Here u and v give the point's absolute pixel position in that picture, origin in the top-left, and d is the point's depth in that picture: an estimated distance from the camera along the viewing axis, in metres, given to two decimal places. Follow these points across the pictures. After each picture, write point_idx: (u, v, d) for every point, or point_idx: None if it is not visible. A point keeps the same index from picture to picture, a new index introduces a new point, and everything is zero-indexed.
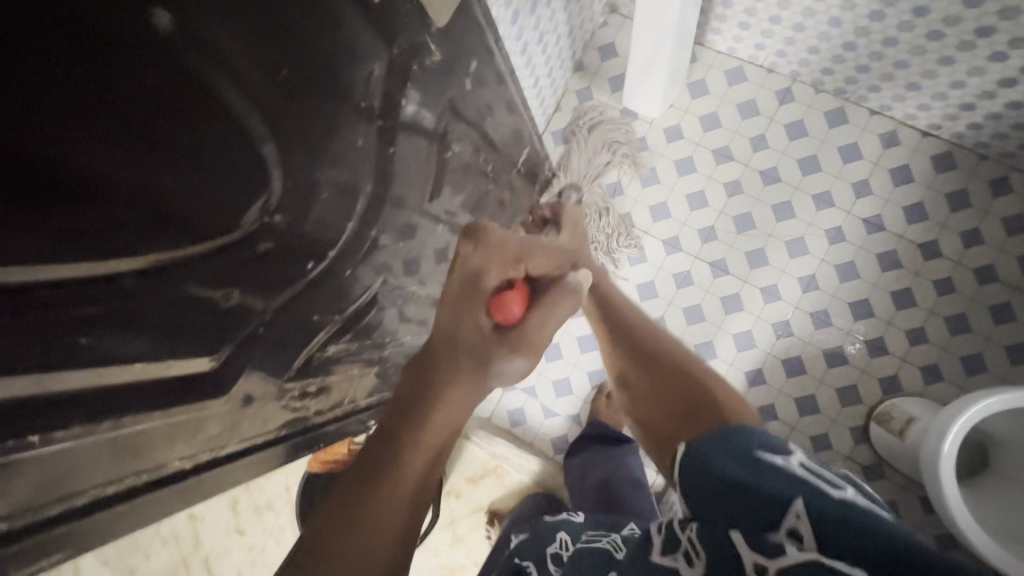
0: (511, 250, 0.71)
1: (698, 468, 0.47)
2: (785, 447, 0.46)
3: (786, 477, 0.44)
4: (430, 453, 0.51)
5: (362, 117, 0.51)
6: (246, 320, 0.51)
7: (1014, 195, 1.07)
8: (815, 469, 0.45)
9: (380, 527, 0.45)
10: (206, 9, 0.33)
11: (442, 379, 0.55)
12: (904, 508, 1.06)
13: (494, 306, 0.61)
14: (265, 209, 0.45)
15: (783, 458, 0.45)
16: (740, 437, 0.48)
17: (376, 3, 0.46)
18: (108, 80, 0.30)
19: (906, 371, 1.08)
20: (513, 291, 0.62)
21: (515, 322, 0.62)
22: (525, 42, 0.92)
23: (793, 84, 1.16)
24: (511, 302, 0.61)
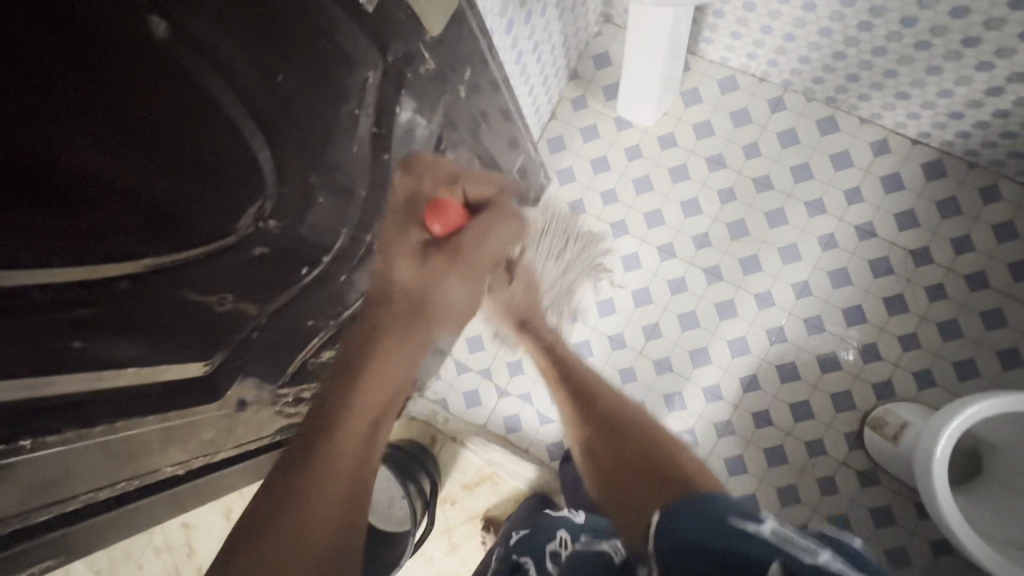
0: (444, 171, 0.65)
1: (677, 542, 0.48)
2: (759, 518, 0.49)
3: (761, 546, 0.46)
4: (358, 430, 0.49)
5: (357, 124, 0.51)
6: (242, 324, 0.51)
7: (1003, 203, 1.09)
8: (790, 537, 0.47)
9: (311, 530, 0.43)
10: (203, 16, 0.34)
11: (376, 349, 0.53)
12: (899, 514, 1.06)
13: (430, 215, 0.59)
14: (259, 214, 0.45)
15: (757, 528, 0.47)
16: (715, 506, 0.50)
17: (369, 12, 0.46)
18: (104, 87, 0.30)
19: (899, 376, 1.09)
20: (449, 202, 0.60)
21: (451, 230, 0.59)
22: (520, 51, 0.94)
23: (785, 93, 1.18)
24: (444, 211, 0.59)
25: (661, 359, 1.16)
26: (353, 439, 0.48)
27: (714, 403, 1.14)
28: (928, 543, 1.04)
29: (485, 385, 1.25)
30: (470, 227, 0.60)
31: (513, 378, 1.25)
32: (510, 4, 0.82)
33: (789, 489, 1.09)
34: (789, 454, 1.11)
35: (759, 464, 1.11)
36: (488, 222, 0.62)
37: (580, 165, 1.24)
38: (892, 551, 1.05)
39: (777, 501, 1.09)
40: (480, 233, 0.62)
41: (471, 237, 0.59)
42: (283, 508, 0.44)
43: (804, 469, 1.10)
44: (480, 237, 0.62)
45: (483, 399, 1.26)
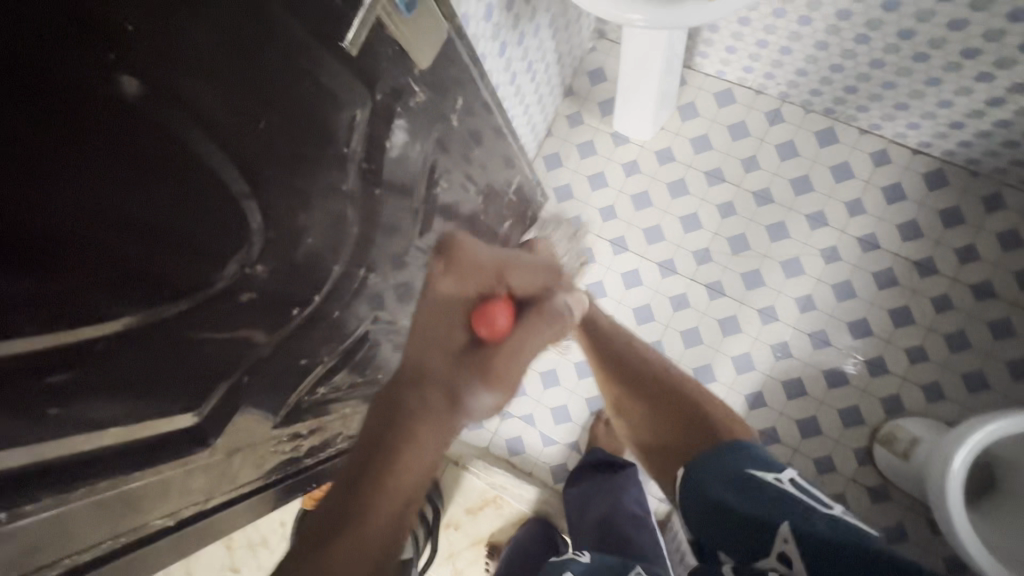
0: (489, 268, 0.73)
1: (701, 494, 0.58)
2: (780, 470, 0.56)
3: (776, 500, 0.53)
4: (402, 496, 0.50)
5: (345, 162, 0.50)
6: (228, 372, 0.49)
7: (1007, 211, 1.07)
8: (809, 495, 0.53)
9: (372, 548, 0.48)
10: (177, 70, 0.32)
11: (404, 424, 0.53)
12: (912, 531, 1.04)
13: (477, 319, 0.63)
14: (248, 259, 0.44)
15: (774, 479, 0.55)
16: (738, 461, 0.59)
17: (353, 54, 0.45)
18: (80, 154, 0.29)
19: (908, 390, 1.07)
20: (496, 304, 0.64)
21: (497, 335, 0.62)
22: (513, 72, 0.93)
23: (783, 105, 1.17)
24: (492, 314, 0.62)
25: None
26: (390, 504, 0.49)
27: None
28: (944, 561, 1.02)
29: None
30: (516, 329, 0.64)
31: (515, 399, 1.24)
32: (502, 27, 0.81)
33: None
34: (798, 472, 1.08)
35: None
36: (534, 319, 0.67)
37: (577, 182, 1.22)
38: None
39: None
40: (521, 334, 0.64)
41: (514, 342, 0.63)
42: (341, 542, 0.47)
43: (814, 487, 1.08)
44: (522, 336, 0.64)
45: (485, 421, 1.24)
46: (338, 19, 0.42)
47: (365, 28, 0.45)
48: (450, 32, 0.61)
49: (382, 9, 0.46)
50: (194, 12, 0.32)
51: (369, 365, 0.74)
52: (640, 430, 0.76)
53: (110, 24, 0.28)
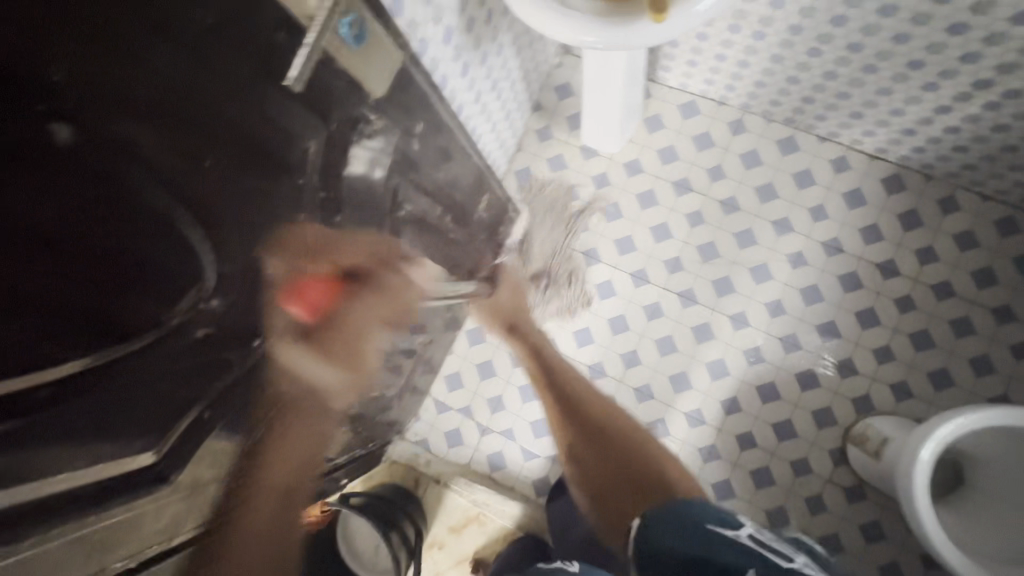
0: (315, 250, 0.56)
1: (666, 551, 0.58)
2: (738, 526, 0.58)
3: (742, 552, 0.55)
4: (275, 494, 0.61)
5: (301, 193, 0.50)
6: (189, 410, 0.48)
7: (961, 213, 1.11)
8: (769, 546, 0.56)
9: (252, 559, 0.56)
10: (114, 118, 0.32)
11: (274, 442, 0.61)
12: (888, 529, 1.06)
13: (289, 296, 0.53)
14: (204, 296, 0.43)
15: (736, 536, 0.57)
16: (697, 513, 0.60)
17: (298, 92, 0.45)
18: (16, 209, 0.29)
19: (877, 389, 1.09)
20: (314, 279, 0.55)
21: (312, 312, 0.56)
22: (478, 91, 0.94)
23: (745, 116, 1.20)
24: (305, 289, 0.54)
25: (642, 387, 1.15)
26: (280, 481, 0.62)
27: (698, 428, 1.13)
28: (919, 557, 1.04)
29: (468, 422, 1.23)
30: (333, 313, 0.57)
31: (496, 415, 1.23)
32: (463, 48, 0.81)
33: (778, 509, 1.08)
34: (776, 474, 1.10)
35: (747, 486, 1.10)
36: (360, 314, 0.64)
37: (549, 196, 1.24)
38: (885, 567, 1.04)
39: (768, 523, 1.08)
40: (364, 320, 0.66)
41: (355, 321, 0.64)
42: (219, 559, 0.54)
43: (792, 488, 1.09)
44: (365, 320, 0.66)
45: (466, 437, 1.24)
46: (276, 53, 0.42)
47: (308, 60, 0.44)
48: (406, 58, 0.61)
49: (328, 41, 0.46)
50: (131, 61, 0.32)
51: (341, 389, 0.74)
52: (588, 474, 0.79)
53: (38, 74, 0.28)
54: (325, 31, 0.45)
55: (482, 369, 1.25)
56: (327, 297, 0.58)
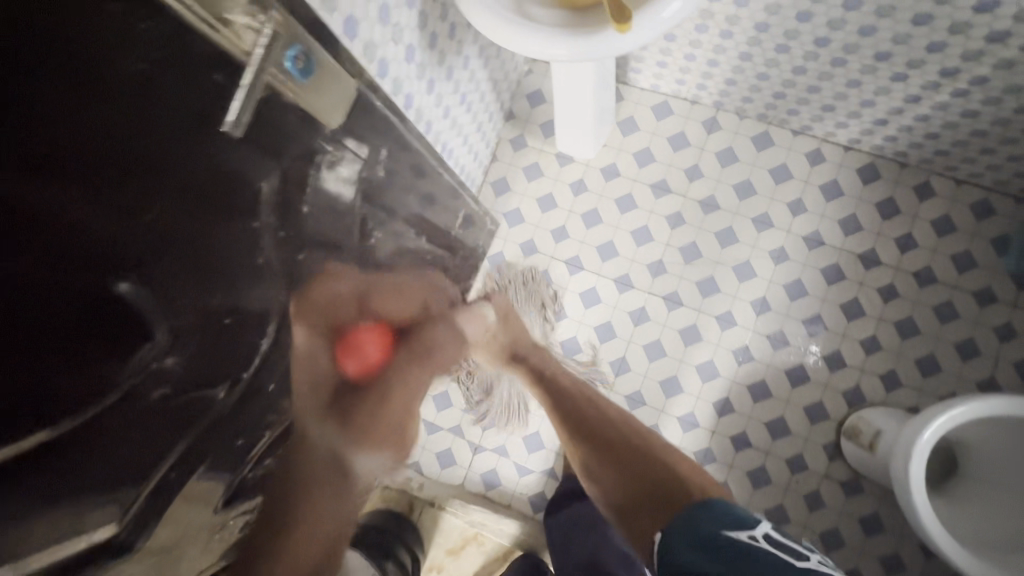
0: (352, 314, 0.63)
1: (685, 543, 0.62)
2: (754, 526, 0.60)
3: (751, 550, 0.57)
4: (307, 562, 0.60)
5: (257, 236, 0.47)
6: (152, 471, 0.43)
7: (937, 199, 1.11)
8: (782, 547, 0.58)
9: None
10: (45, 161, 0.30)
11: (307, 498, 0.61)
12: (887, 520, 1.05)
13: (344, 353, 0.62)
14: (157, 353, 0.40)
15: (749, 536, 0.59)
16: (715, 521, 0.63)
17: (237, 138, 0.42)
18: None
19: (867, 380, 1.09)
20: (364, 331, 0.64)
21: (362, 364, 0.64)
22: (446, 106, 0.91)
23: (718, 114, 1.19)
24: (360, 344, 0.63)
25: (633, 394, 1.14)
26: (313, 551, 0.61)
27: (692, 431, 1.12)
28: (919, 546, 1.04)
29: (460, 441, 1.21)
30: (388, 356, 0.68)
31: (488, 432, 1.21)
32: (427, 65, 0.79)
33: (777, 509, 1.08)
34: (772, 473, 1.09)
35: (744, 487, 1.09)
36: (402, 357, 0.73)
37: (527, 205, 1.22)
38: (886, 559, 1.04)
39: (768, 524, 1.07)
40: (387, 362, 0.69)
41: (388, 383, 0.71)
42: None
43: (789, 486, 1.08)
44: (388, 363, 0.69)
45: (459, 457, 1.22)
46: (217, 92, 0.39)
47: (251, 98, 0.42)
48: (364, 83, 0.59)
49: (273, 75, 0.43)
50: (57, 100, 0.30)
51: None
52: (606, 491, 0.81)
53: None
54: (264, 63, 0.42)
55: None
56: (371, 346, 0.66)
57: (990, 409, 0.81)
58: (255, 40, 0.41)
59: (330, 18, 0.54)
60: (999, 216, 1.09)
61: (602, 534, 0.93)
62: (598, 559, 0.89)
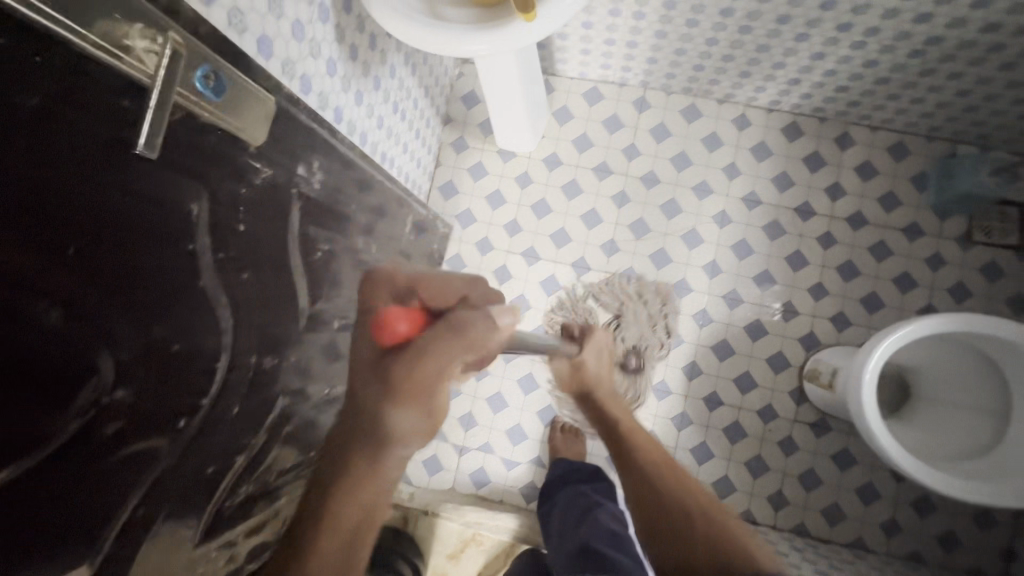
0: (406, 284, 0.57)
1: None
2: None
3: None
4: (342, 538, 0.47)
5: (197, 260, 0.47)
6: (112, 511, 0.43)
7: (857, 146, 1.19)
8: None
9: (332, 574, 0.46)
10: None
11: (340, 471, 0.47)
12: (857, 452, 1.11)
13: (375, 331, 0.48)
14: (103, 390, 0.39)
15: None
16: None
17: (153, 158, 0.41)
18: None
19: (820, 325, 1.15)
20: (397, 307, 0.48)
21: (401, 343, 0.47)
22: (379, 116, 0.92)
23: (646, 93, 1.24)
24: (388, 322, 0.47)
25: None
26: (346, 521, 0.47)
27: (666, 399, 1.15)
28: (890, 472, 1.10)
29: (444, 446, 1.22)
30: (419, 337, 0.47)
31: (470, 432, 1.22)
32: (351, 77, 0.80)
33: (755, 460, 1.13)
34: (746, 427, 1.14)
35: (723, 445, 1.14)
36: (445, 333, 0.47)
37: (477, 205, 1.25)
38: (861, 489, 1.10)
39: (749, 475, 1.12)
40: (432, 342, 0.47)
41: (430, 368, 0.47)
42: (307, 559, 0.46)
43: (764, 437, 1.13)
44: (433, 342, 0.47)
45: (445, 462, 1.23)
46: (124, 119, 0.38)
47: (161, 121, 0.41)
48: (283, 98, 0.59)
49: (182, 95, 0.43)
50: None
51: (300, 434, 0.73)
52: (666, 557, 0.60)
53: None
54: (170, 83, 0.41)
55: None
56: (409, 323, 0.48)
57: (936, 326, 0.84)
58: (158, 62, 0.41)
59: (241, 39, 0.54)
60: (913, 155, 1.17)
61: (590, 521, 0.86)
62: (587, 545, 0.81)
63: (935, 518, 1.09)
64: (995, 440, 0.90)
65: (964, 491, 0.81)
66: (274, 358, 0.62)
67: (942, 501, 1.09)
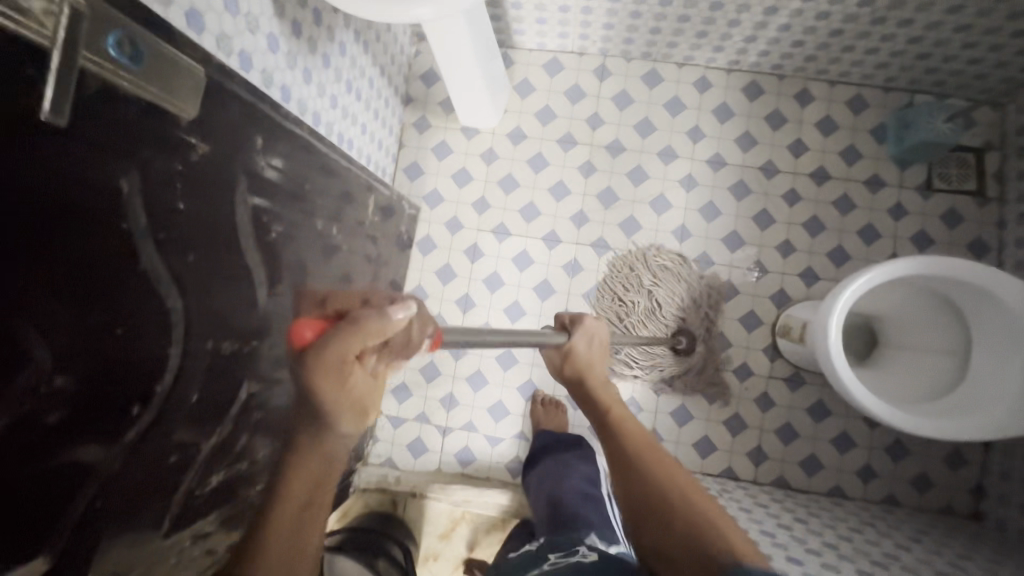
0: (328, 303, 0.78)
1: None
2: None
3: None
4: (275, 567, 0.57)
5: (134, 239, 0.45)
6: (69, 503, 0.42)
7: (817, 102, 1.19)
8: None
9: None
10: None
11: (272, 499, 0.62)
12: (832, 405, 1.14)
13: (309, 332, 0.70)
14: (38, 374, 0.38)
15: None
16: None
17: (65, 129, 0.38)
18: None
19: (789, 282, 1.17)
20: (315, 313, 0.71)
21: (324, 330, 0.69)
22: (332, 95, 0.90)
23: (606, 60, 1.23)
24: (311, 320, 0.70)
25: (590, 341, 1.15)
26: (302, 486, 0.52)
27: None
28: (862, 419, 1.13)
29: (427, 428, 1.22)
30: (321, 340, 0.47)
31: (453, 412, 1.22)
32: (297, 54, 0.77)
33: (732, 419, 1.15)
34: (724, 387, 1.16)
35: (701, 406, 1.15)
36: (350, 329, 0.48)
37: (443, 184, 1.23)
38: (836, 439, 1.13)
39: (729, 434, 1.15)
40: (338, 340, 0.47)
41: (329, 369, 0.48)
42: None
43: (741, 395, 1.15)
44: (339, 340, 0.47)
45: (429, 443, 1.22)
46: (29, 86, 0.35)
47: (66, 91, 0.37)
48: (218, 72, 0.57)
49: (89, 59, 0.39)
50: None
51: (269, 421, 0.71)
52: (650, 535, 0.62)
53: None
54: (74, 45, 0.38)
55: (427, 372, 1.23)
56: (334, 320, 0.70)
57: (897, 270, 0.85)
58: (60, 22, 0.37)
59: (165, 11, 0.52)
60: (872, 108, 1.18)
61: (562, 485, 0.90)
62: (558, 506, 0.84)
63: (908, 462, 1.12)
64: (957, 377, 0.93)
65: (929, 428, 0.84)
66: (233, 341, 0.61)
67: (914, 444, 1.12)
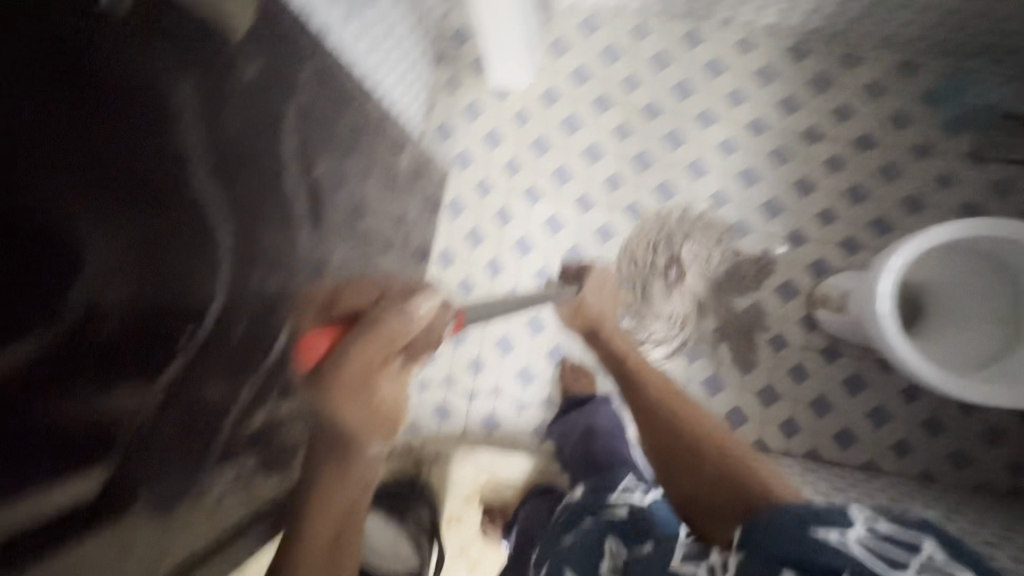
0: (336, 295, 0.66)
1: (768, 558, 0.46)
2: (847, 526, 0.46)
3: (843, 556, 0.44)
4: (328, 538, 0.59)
5: (191, 154, 0.44)
6: (126, 419, 0.41)
7: (865, 65, 1.15)
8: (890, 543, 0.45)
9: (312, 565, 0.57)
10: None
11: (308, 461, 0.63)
12: (869, 378, 1.12)
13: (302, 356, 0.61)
14: (107, 280, 0.36)
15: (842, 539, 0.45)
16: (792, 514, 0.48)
17: (129, 22, 0.36)
18: None
19: (828, 252, 1.13)
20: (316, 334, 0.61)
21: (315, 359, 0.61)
22: (369, 42, 0.88)
23: (645, 19, 1.19)
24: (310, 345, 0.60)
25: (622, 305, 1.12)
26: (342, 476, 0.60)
27: None
28: (899, 392, 1.11)
29: (454, 390, 1.20)
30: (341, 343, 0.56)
31: (479, 376, 1.21)
32: None
33: (765, 390, 1.13)
34: (757, 358, 1.13)
35: (733, 376, 1.13)
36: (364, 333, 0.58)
37: (474, 144, 1.21)
38: (871, 412, 1.11)
39: (761, 405, 1.12)
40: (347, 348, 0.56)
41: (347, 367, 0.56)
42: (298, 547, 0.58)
43: (775, 365, 1.13)
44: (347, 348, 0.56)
45: (454, 407, 1.20)
46: None
47: None
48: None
49: None
50: None
51: None
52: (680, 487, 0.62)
53: None
54: None
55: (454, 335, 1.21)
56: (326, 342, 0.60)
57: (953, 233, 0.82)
58: None
59: None
60: (923, 72, 1.14)
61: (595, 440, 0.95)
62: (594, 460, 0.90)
63: (945, 438, 1.10)
64: (1007, 347, 0.90)
65: (983, 396, 0.81)
66: (276, 279, 0.59)
67: (953, 420, 1.10)
